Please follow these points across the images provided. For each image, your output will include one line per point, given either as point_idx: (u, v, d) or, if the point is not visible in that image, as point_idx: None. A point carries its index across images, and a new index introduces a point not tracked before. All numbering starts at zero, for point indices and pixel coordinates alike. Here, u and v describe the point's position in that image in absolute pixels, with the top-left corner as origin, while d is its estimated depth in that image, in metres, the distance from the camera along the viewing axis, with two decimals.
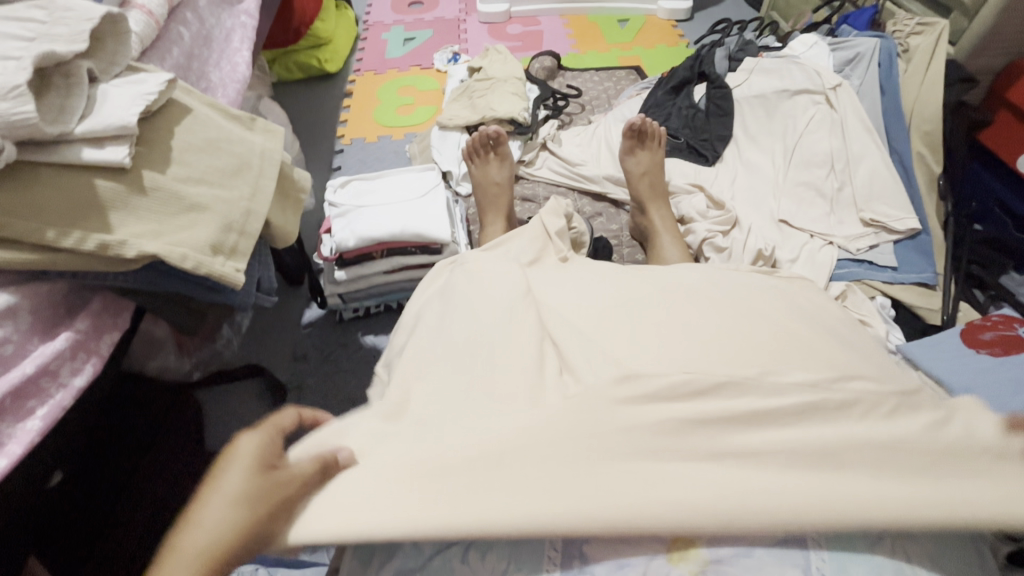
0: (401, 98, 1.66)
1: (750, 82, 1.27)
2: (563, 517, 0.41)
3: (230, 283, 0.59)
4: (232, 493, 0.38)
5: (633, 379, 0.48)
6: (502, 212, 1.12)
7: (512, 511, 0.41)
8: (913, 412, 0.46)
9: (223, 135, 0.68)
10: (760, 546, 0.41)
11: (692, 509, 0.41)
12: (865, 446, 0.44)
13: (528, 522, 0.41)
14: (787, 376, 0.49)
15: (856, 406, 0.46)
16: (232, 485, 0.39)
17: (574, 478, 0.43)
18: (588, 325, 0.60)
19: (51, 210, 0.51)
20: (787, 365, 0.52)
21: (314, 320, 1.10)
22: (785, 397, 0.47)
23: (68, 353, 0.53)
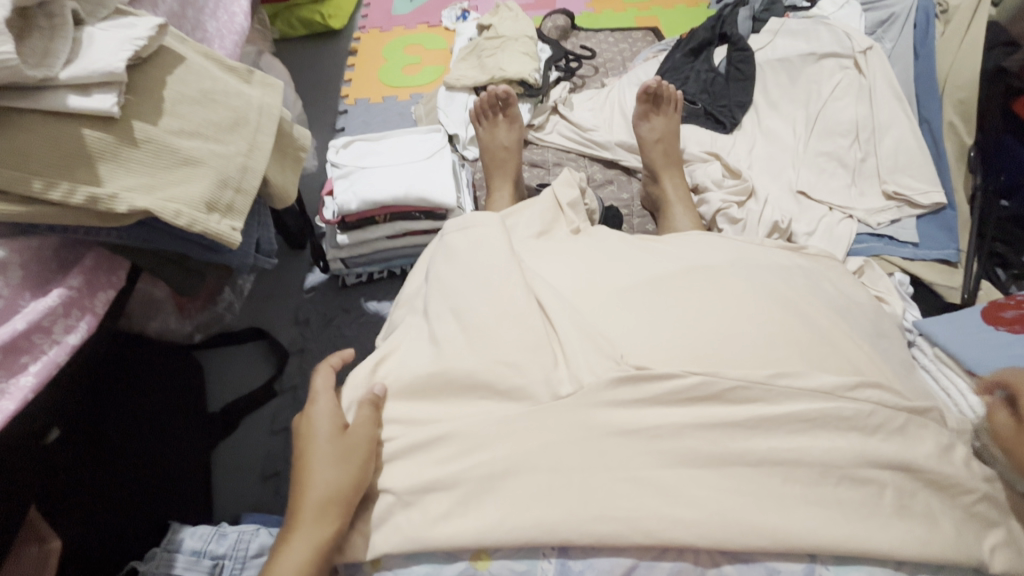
0: (408, 56, 1.60)
1: (775, 44, 1.21)
2: (562, 526, 0.48)
3: (226, 242, 0.57)
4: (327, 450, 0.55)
5: (621, 387, 0.54)
6: (510, 176, 1.08)
7: (518, 527, 0.49)
8: (866, 435, 0.53)
9: (218, 87, 0.64)
10: (729, 565, 0.49)
11: (675, 524, 0.48)
12: (816, 468, 0.51)
13: (533, 531, 0.48)
14: (765, 387, 0.54)
15: (819, 430, 0.53)
16: (325, 444, 0.55)
17: (578, 498, 0.50)
18: (582, 305, 0.64)
19: (37, 160, 0.49)
20: (772, 368, 0.57)
21: (317, 284, 1.08)
22: (759, 421, 0.53)
23: (61, 309, 0.52)
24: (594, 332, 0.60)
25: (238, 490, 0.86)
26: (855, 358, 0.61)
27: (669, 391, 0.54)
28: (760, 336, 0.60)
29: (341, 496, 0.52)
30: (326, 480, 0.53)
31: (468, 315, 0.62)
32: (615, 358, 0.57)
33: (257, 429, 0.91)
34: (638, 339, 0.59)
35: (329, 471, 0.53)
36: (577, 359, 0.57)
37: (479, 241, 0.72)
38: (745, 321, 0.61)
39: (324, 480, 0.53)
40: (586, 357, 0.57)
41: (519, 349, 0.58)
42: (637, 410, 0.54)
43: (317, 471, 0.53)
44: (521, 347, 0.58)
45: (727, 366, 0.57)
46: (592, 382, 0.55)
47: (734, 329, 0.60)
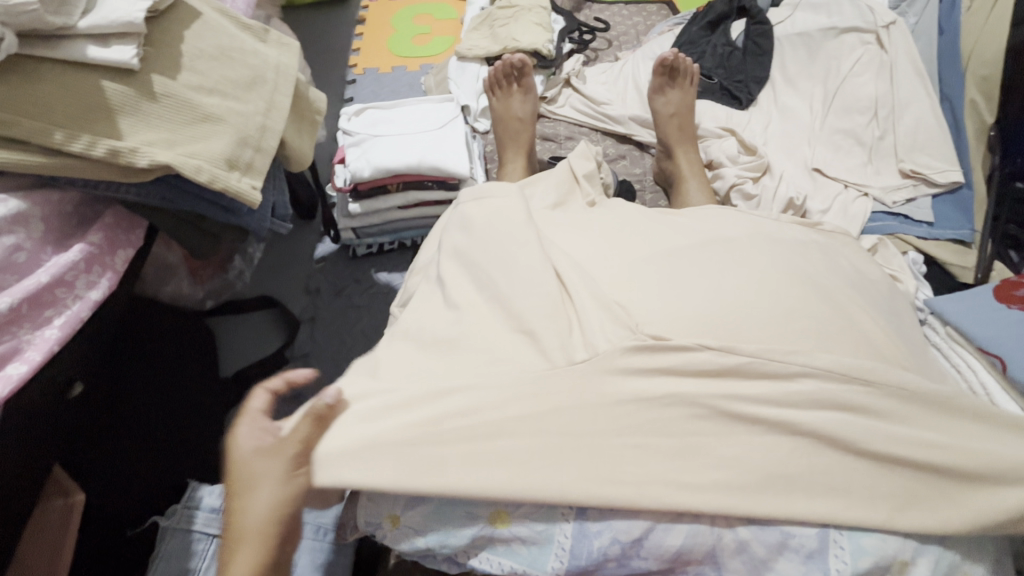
0: (418, 26, 1.57)
1: (795, 18, 1.18)
2: (580, 487, 0.49)
3: (247, 200, 0.56)
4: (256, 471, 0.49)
5: (641, 357, 0.55)
6: (523, 148, 1.07)
7: (538, 487, 0.50)
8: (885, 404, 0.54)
9: (236, 45, 0.63)
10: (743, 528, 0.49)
11: (692, 489, 0.49)
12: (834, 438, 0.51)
13: (553, 493, 0.49)
14: (786, 357, 0.54)
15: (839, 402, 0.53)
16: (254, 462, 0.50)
17: (597, 461, 0.51)
18: (594, 274, 0.64)
19: (55, 111, 0.48)
20: (790, 342, 0.57)
21: (327, 254, 1.08)
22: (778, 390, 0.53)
23: (83, 265, 0.52)
24: (607, 297, 0.60)
25: None
26: (867, 331, 0.61)
27: (680, 366, 0.54)
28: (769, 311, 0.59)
29: (268, 524, 0.47)
30: (256, 506, 0.47)
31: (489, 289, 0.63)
32: (631, 326, 0.57)
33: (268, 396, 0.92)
34: (652, 309, 0.59)
35: (255, 498, 0.48)
36: (592, 324, 0.57)
37: (500, 211, 0.71)
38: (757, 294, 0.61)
39: (250, 505, 0.48)
40: (602, 327, 0.57)
41: (534, 313, 0.59)
42: (653, 377, 0.54)
43: (248, 496, 0.48)
44: (538, 317, 0.59)
45: (739, 339, 0.57)
46: (605, 348, 0.55)
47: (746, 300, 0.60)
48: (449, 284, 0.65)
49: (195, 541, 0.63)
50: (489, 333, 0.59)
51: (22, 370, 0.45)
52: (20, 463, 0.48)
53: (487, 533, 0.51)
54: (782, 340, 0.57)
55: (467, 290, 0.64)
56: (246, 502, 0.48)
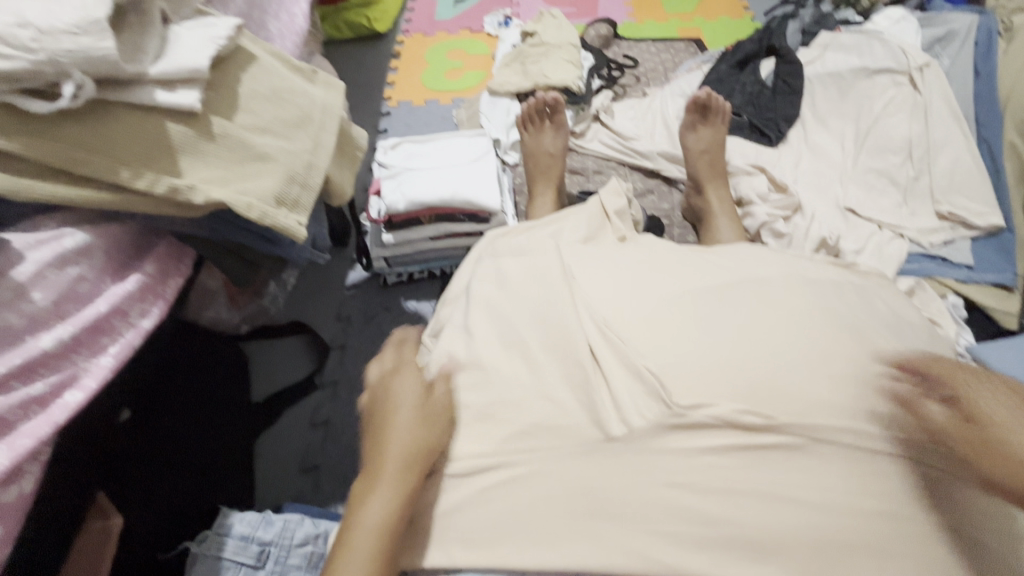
0: (451, 61, 1.63)
1: (825, 58, 1.19)
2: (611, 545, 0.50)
3: (293, 236, 0.58)
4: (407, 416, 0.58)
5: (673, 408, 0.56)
6: (553, 182, 1.09)
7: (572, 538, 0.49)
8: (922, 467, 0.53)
9: (287, 87, 0.67)
10: None
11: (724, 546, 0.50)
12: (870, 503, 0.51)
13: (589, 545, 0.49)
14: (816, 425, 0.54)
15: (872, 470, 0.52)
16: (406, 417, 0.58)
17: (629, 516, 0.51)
18: (626, 329, 0.63)
19: (124, 150, 0.50)
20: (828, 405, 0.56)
21: (359, 282, 1.11)
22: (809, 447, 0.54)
23: (137, 294, 0.54)
24: (637, 365, 0.60)
25: (280, 482, 0.87)
26: (917, 379, 0.59)
27: (714, 417, 0.55)
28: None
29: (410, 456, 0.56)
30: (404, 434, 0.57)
31: (516, 345, 0.65)
32: (664, 400, 0.57)
33: (297, 421, 0.93)
34: (684, 360, 0.60)
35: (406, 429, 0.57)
36: (620, 400, 0.58)
37: (530, 268, 0.73)
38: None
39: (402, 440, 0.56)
40: (629, 397, 0.58)
41: (561, 384, 0.61)
42: (686, 420, 0.56)
43: (398, 431, 0.57)
44: (559, 384, 0.61)
45: (779, 411, 0.55)
46: (640, 427, 0.56)
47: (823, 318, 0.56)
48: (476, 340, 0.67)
49: (224, 568, 0.63)
50: (515, 391, 0.62)
51: (77, 398, 0.46)
52: (75, 487, 0.50)
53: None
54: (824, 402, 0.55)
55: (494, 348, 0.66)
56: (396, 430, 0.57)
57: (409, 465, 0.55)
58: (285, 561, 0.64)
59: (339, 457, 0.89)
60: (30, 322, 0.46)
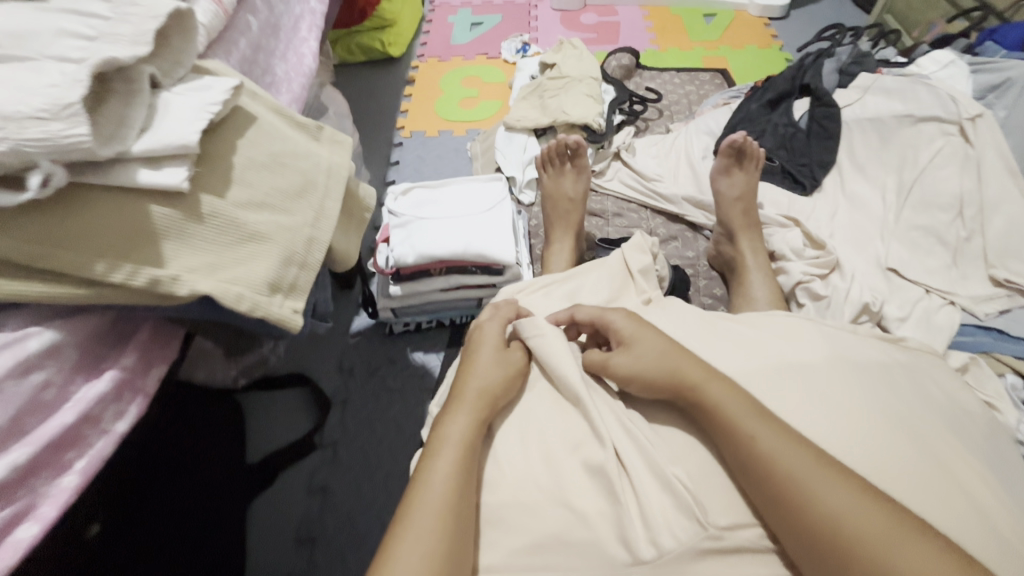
0: (467, 89, 1.58)
1: (865, 102, 1.12)
2: None
3: (287, 326, 0.53)
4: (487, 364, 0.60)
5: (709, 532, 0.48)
6: (572, 229, 1.03)
7: None
8: None
9: (289, 150, 0.61)
10: None
11: None
12: None
13: None
14: None
15: None
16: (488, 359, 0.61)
17: None
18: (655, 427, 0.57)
19: (100, 240, 0.45)
20: None
21: (363, 329, 1.05)
22: None
23: (112, 394, 0.48)
24: (669, 475, 0.51)
25: (269, 555, 0.81)
26: (980, 497, 0.53)
27: (754, 542, 0.49)
28: (813, 496, 0.45)
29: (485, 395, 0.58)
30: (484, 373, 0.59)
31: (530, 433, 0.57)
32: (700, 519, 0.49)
33: (293, 486, 0.88)
34: (720, 467, 0.53)
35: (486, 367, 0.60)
36: (651, 514, 0.49)
37: None
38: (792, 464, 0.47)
39: (482, 375, 0.59)
40: (660, 510, 0.50)
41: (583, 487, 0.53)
42: (723, 543, 0.48)
43: (478, 366, 0.60)
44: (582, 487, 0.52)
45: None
46: (672, 550, 0.47)
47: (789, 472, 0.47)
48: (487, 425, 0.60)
49: None
50: (531, 494, 0.53)
51: (32, 531, 0.40)
52: None
53: None
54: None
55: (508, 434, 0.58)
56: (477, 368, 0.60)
57: (459, 487, 0.50)
58: None
59: (337, 530, 0.83)
60: None
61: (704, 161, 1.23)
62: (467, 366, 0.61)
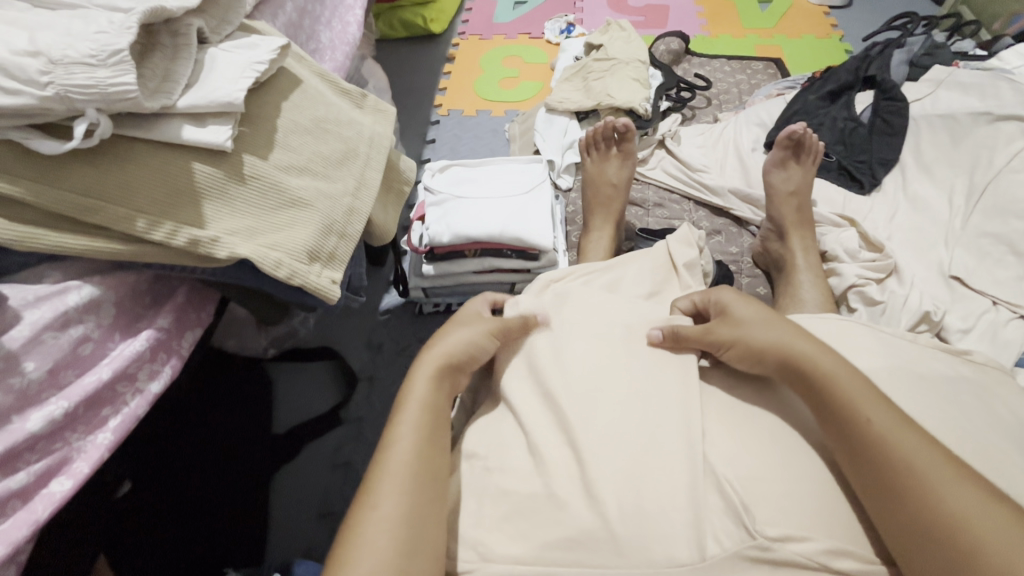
0: (508, 69, 1.55)
1: (937, 97, 1.05)
2: None
3: (324, 296, 0.51)
4: (461, 332, 0.60)
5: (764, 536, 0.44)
6: (612, 216, 0.99)
7: None
8: None
9: (332, 115, 0.59)
10: None
11: None
12: None
13: None
14: None
15: None
16: (461, 328, 0.60)
17: None
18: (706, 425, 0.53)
19: (142, 196, 0.44)
20: None
21: (393, 307, 1.04)
22: None
23: (148, 354, 0.47)
24: (717, 473, 0.48)
25: (290, 528, 0.80)
26: None
27: (809, 556, 0.44)
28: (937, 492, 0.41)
29: (457, 353, 0.57)
30: (457, 338, 0.59)
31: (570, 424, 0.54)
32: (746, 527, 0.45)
33: (315, 459, 0.87)
34: (774, 473, 0.48)
35: (461, 332, 0.60)
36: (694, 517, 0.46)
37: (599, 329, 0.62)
38: (941, 480, 0.42)
39: (455, 338, 0.59)
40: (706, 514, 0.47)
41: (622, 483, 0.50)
42: (773, 555, 0.44)
43: (452, 332, 0.60)
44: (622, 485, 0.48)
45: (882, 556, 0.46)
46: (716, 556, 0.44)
47: (933, 487, 0.41)
48: None
49: None
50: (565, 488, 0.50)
51: (65, 487, 0.40)
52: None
53: None
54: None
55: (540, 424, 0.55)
56: (453, 334, 0.60)
57: (424, 443, 0.49)
58: None
59: None
60: (18, 398, 0.39)
61: (754, 153, 1.17)
62: (442, 332, 0.60)
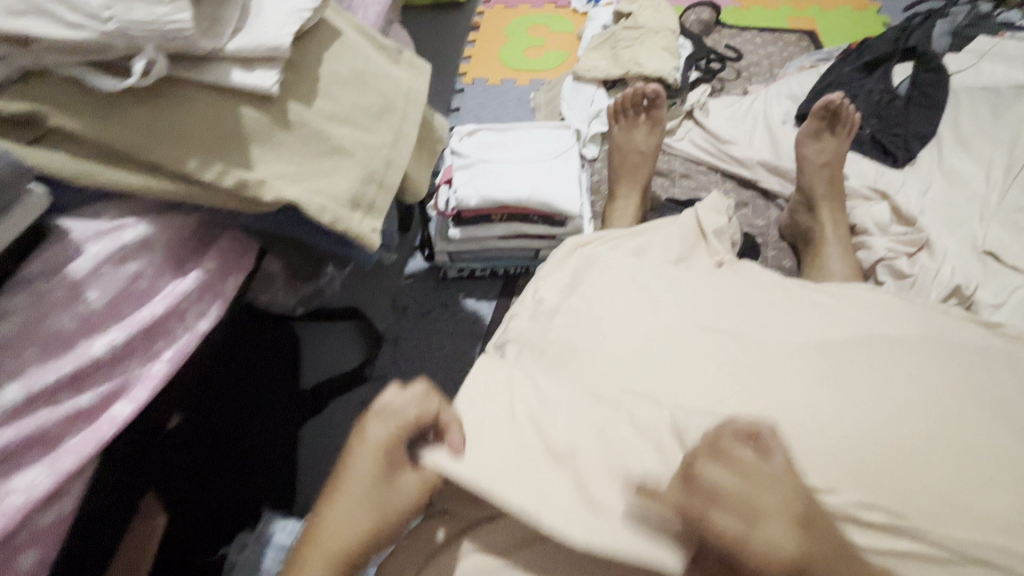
0: (533, 38, 1.52)
1: (980, 68, 1.03)
2: None
3: (366, 243, 0.52)
4: (373, 445, 0.44)
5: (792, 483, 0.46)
6: (639, 185, 0.99)
7: None
8: None
9: (370, 68, 0.60)
10: None
11: None
12: None
13: None
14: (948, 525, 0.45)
15: None
16: (374, 437, 0.44)
17: None
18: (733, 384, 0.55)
19: (193, 137, 0.45)
20: (973, 510, 0.46)
21: (418, 272, 1.06)
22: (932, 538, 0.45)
23: (196, 293, 0.49)
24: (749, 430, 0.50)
25: (321, 479, 0.84)
26: None
27: (838, 509, 0.46)
28: None
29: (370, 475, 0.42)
30: (364, 458, 0.43)
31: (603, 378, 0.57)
32: None
33: (344, 416, 0.90)
34: (800, 428, 0.50)
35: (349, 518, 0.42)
36: None
37: (631, 298, 0.66)
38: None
39: (367, 447, 0.44)
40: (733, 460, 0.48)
41: None
42: None
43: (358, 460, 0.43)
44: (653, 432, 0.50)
45: (910, 510, 0.46)
46: None
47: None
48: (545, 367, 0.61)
49: None
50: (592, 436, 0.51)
51: (127, 410, 0.41)
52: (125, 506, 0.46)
53: None
54: (966, 513, 0.46)
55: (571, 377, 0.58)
56: (360, 450, 0.44)
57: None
58: None
59: None
60: (82, 325, 0.41)
61: (784, 125, 1.15)
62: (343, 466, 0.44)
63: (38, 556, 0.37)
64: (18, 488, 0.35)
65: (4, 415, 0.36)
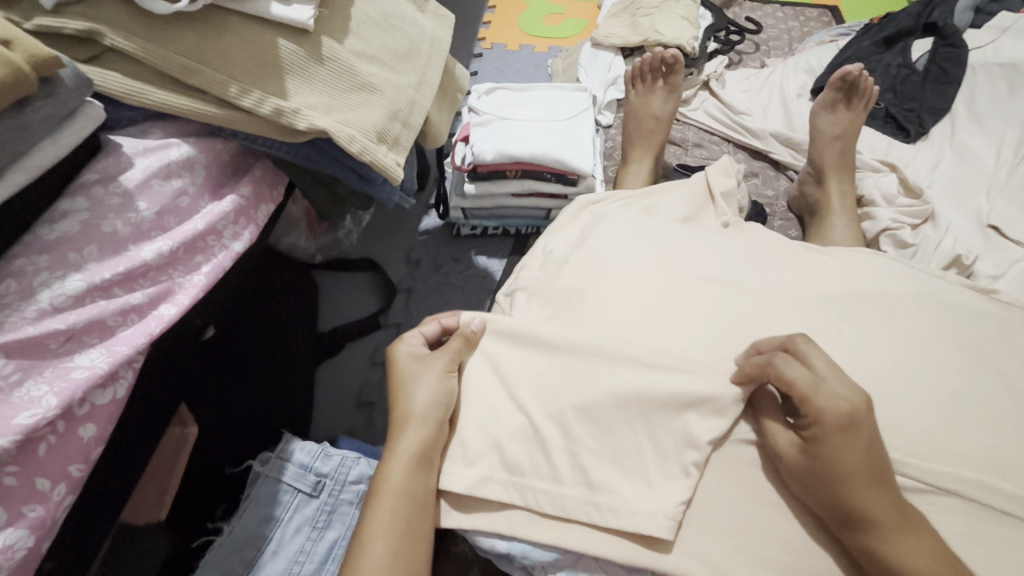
0: (553, 5, 1.53)
1: (999, 44, 1.03)
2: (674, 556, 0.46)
3: (390, 176, 0.55)
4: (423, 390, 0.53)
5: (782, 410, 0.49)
6: (652, 149, 1.01)
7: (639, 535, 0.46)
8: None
9: (399, 14, 0.62)
10: None
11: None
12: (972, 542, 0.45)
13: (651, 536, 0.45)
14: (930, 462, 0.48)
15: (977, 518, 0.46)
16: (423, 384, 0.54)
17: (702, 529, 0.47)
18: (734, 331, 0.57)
19: (236, 64, 0.48)
20: (953, 449, 0.48)
21: (431, 228, 1.09)
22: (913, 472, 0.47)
23: (232, 216, 0.52)
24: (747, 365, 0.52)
25: (333, 414, 0.89)
26: None
27: None
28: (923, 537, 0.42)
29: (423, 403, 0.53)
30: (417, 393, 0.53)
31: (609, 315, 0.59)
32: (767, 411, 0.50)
33: (359, 358, 0.94)
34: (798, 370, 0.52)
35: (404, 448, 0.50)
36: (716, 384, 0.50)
37: (638, 247, 0.67)
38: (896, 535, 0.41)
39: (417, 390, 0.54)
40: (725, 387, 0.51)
41: None
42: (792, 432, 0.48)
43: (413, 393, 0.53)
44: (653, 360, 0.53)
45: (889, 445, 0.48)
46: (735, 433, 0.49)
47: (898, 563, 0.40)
48: (552, 306, 0.64)
49: (282, 491, 0.65)
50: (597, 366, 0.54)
51: (172, 312, 0.45)
52: (158, 405, 0.50)
53: (571, 559, 0.49)
54: (943, 449, 0.48)
55: (578, 315, 0.61)
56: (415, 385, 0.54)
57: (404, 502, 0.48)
58: (339, 495, 0.66)
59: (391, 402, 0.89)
60: (134, 231, 0.45)
61: (799, 99, 1.16)
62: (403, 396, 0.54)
63: (96, 430, 0.40)
64: (81, 364, 0.39)
65: (69, 301, 0.40)
